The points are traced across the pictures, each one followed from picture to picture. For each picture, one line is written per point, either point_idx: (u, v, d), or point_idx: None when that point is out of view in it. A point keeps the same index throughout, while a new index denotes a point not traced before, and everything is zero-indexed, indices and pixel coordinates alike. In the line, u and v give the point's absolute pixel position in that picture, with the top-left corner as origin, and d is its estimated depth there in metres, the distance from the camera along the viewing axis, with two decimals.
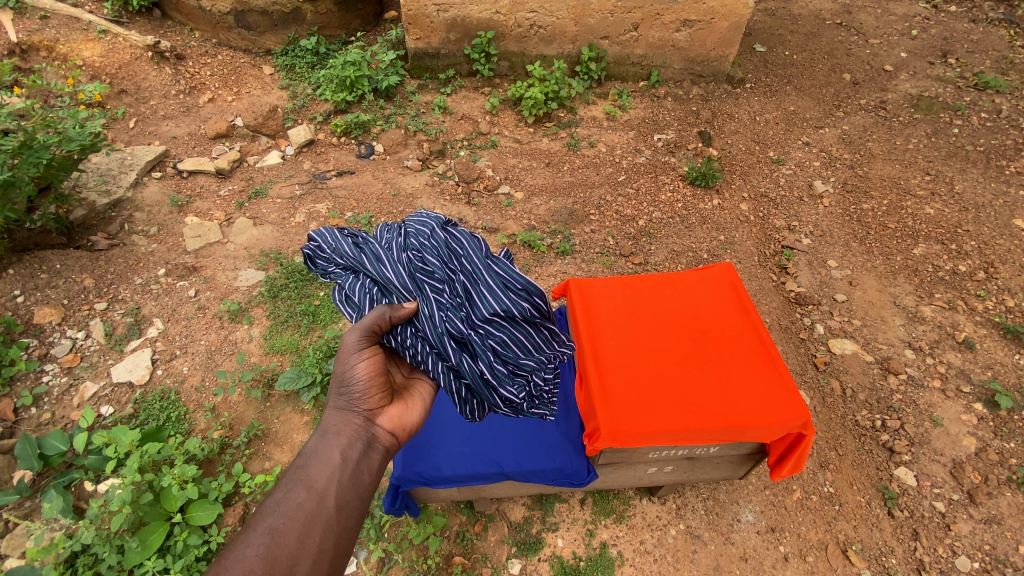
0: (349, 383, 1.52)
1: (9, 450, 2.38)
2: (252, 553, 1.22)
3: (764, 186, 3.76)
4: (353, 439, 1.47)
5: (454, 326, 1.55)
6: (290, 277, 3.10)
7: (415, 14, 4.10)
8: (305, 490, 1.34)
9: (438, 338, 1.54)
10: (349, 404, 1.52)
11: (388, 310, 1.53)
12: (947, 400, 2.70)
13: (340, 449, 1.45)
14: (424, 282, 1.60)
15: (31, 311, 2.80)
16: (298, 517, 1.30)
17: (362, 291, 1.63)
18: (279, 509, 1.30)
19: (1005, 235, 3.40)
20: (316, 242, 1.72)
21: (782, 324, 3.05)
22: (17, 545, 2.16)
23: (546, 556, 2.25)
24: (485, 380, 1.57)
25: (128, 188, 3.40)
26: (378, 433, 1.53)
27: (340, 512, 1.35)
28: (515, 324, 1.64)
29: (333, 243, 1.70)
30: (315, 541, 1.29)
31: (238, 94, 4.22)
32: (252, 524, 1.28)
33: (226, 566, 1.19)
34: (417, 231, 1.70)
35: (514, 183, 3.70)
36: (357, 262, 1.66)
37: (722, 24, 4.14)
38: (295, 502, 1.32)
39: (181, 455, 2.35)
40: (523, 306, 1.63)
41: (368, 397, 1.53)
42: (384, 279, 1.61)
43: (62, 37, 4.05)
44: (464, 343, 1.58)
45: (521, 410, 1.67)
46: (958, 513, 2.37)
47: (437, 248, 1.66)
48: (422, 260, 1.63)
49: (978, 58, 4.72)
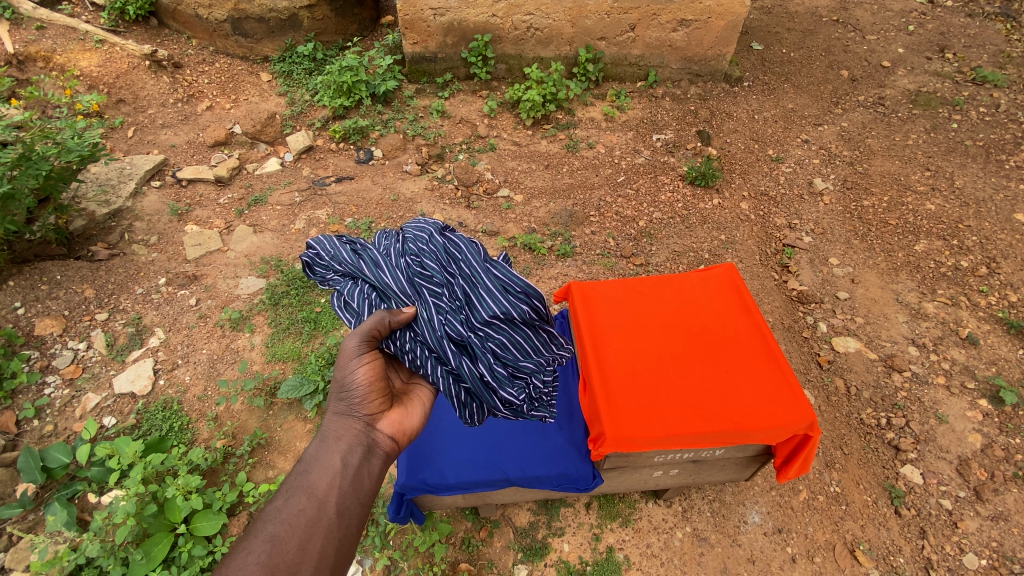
0: (349, 389, 1.51)
1: (12, 463, 2.37)
2: (253, 560, 1.20)
3: (764, 184, 3.75)
4: (353, 445, 1.46)
5: (453, 329, 1.55)
6: (290, 284, 3.09)
7: (412, 18, 4.09)
8: (305, 496, 1.33)
9: (438, 341, 1.54)
10: (349, 409, 1.52)
11: (388, 315, 1.52)
12: (952, 397, 2.69)
13: (341, 455, 1.44)
14: (423, 286, 1.60)
15: (31, 323, 2.79)
16: (298, 523, 1.28)
17: (361, 296, 1.62)
18: (280, 515, 1.29)
19: (1006, 230, 3.39)
20: (314, 249, 1.71)
21: (785, 323, 3.04)
22: (21, 558, 2.14)
23: (552, 561, 2.25)
24: (485, 382, 1.56)
25: (128, 198, 3.41)
26: (378, 438, 1.52)
27: (341, 517, 1.34)
28: (515, 326, 1.63)
29: (331, 251, 1.69)
30: (315, 547, 1.27)
31: (236, 101, 4.21)
32: (252, 531, 1.26)
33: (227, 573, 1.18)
34: (416, 236, 1.70)
35: (514, 186, 3.70)
36: (356, 269, 1.66)
37: (718, 23, 4.14)
38: (296, 509, 1.30)
39: (183, 465, 2.34)
40: (523, 309, 1.63)
41: (368, 401, 1.52)
42: (382, 284, 1.61)
43: (59, 48, 4.07)
44: (464, 346, 1.57)
45: (521, 412, 1.66)
46: (965, 511, 2.36)
47: (436, 252, 1.66)
48: (421, 265, 1.64)
49: (975, 52, 4.72)
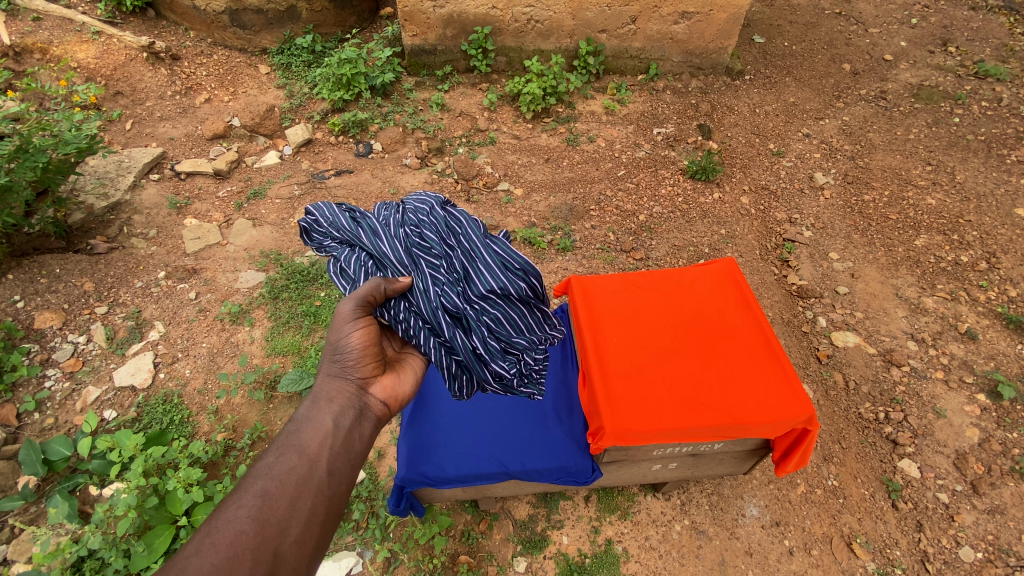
0: (342, 351, 1.50)
1: (14, 456, 2.38)
2: (243, 514, 1.18)
3: (765, 178, 3.74)
4: (345, 407, 1.45)
5: (448, 300, 1.55)
6: (290, 278, 3.08)
7: (411, 10, 4.06)
8: (297, 454, 1.31)
9: (432, 312, 1.54)
10: (342, 371, 1.50)
11: (383, 282, 1.52)
12: (950, 391, 2.70)
13: (333, 415, 1.42)
14: (421, 258, 1.60)
15: (31, 316, 2.79)
16: (289, 481, 1.26)
17: (358, 264, 1.60)
18: (270, 472, 1.27)
19: (1007, 225, 3.39)
20: (313, 216, 1.69)
21: (785, 317, 3.05)
22: (23, 550, 2.16)
23: (552, 554, 2.26)
24: (477, 355, 1.57)
25: (127, 191, 3.40)
26: (370, 402, 1.51)
27: (332, 477, 1.31)
28: (510, 302, 1.63)
29: (331, 217, 1.67)
30: (306, 505, 1.24)
31: (235, 94, 4.19)
32: (242, 487, 1.23)
33: (217, 527, 1.15)
34: (417, 208, 1.70)
35: (514, 179, 3.69)
36: (354, 237, 1.64)
37: (721, 15, 4.10)
38: (287, 466, 1.28)
39: (184, 459, 2.34)
40: (520, 286, 1.63)
41: (361, 364, 1.51)
42: (379, 253, 1.60)
43: (55, 39, 4.03)
44: (458, 318, 1.57)
45: (510, 387, 1.68)
46: (962, 504, 2.37)
47: (435, 225, 1.66)
48: (420, 236, 1.64)
49: (978, 46, 4.69)
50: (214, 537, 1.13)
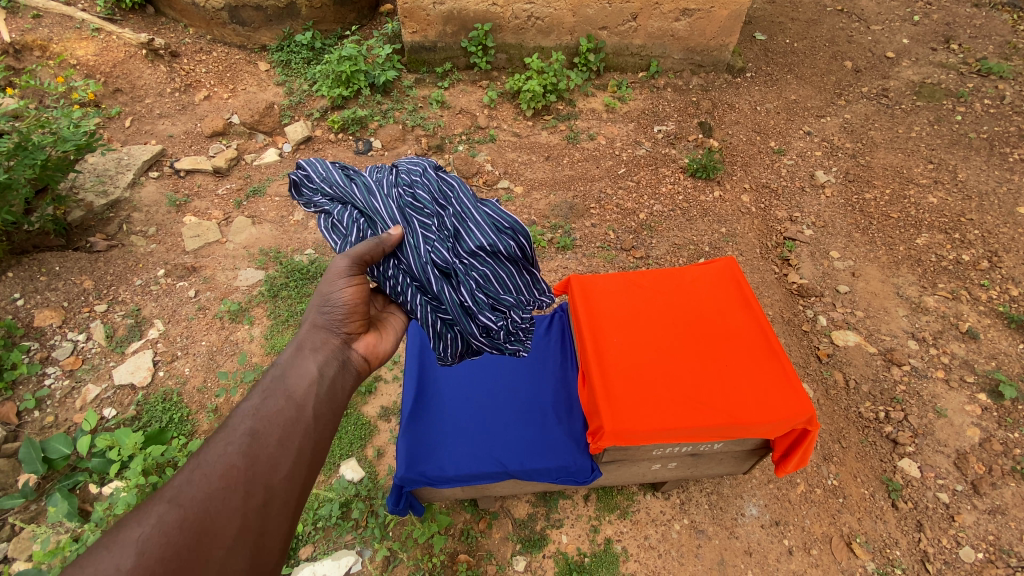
0: (330, 304, 1.49)
1: (13, 454, 2.38)
2: (230, 450, 1.16)
3: (765, 176, 3.72)
4: (331, 357, 1.45)
5: (439, 257, 1.53)
6: (289, 276, 3.07)
7: (411, 7, 4.04)
8: (283, 397, 1.30)
9: (422, 268, 1.51)
10: (328, 324, 1.50)
11: (379, 240, 1.49)
12: (951, 391, 2.69)
13: (319, 364, 1.41)
14: (413, 216, 1.56)
15: (31, 314, 2.79)
16: (277, 421, 1.25)
17: (350, 220, 1.57)
18: (256, 413, 1.25)
19: (1009, 224, 3.37)
20: (305, 170, 1.65)
21: (785, 316, 3.04)
22: (23, 548, 2.15)
23: (551, 552, 2.26)
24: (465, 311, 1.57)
25: (126, 188, 3.39)
26: (354, 356, 1.52)
27: (320, 421, 1.31)
28: (498, 262, 1.65)
29: (323, 172, 1.62)
30: (294, 445, 1.24)
31: (234, 91, 4.18)
32: (229, 425, 1.22)
33: (204, 461, 1.14)
34: (410, 168, 1.67)
35: (514, 177, 3.68)
36: (347, 193, 1.61)
37: (722, 13, 4.08)
38: (274, 408, 1.27)
39: (184, 457, 2.37)
40: (510, 246, 1.64)
41: (348, 319, 1.51)
42: (372, 210, 1.58)
43: (55, 36, 4.01)
44: (447, 275, 1.56)
45: (497, 344, 1.66)
46: (962, 504, 2.37)
47: (428, 185, 1.63)
48: (412, 196, 1.60)
49: (981, 43, 4.66)
50: (205, 467, 1.12)
